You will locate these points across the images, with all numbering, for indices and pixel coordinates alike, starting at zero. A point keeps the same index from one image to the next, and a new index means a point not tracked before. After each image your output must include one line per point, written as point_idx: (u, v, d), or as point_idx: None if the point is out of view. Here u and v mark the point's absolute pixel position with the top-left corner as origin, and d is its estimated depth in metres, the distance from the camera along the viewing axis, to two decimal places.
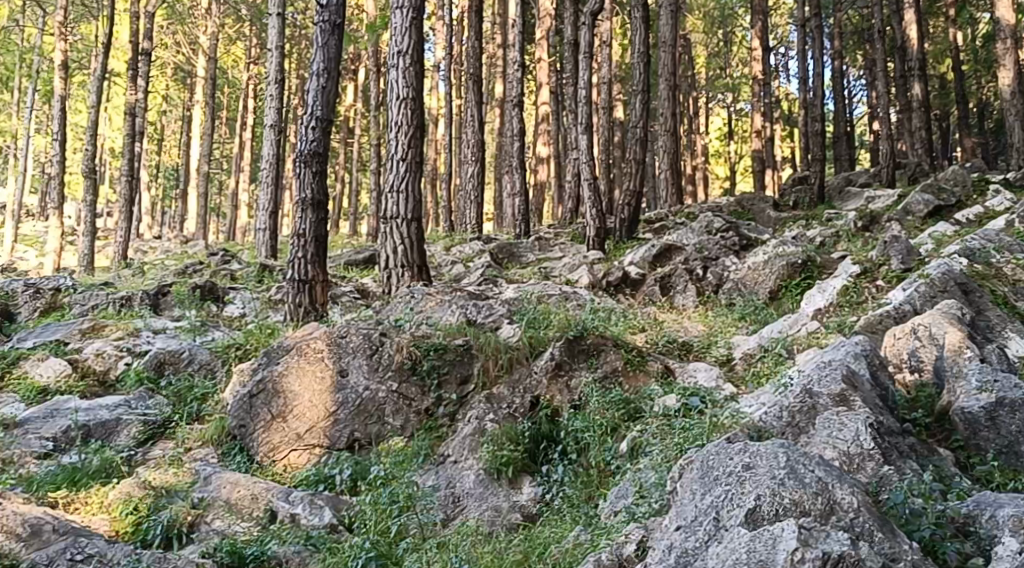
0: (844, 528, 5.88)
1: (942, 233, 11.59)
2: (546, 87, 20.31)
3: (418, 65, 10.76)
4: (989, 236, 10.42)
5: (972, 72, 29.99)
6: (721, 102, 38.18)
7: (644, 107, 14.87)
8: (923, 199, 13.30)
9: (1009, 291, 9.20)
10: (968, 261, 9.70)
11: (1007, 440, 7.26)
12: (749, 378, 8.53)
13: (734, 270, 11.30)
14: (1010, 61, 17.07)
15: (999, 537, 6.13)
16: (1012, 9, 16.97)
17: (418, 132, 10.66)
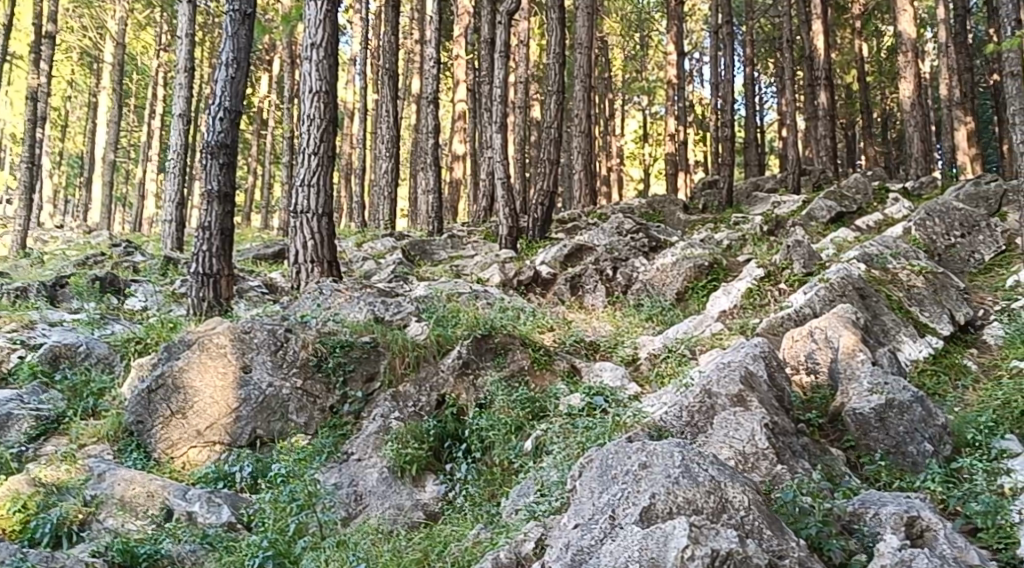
0: (734, 526, 6.20)
1: (844, 238, 11.84)
2: (462, 85, 20.16)
3: (333, 58, 10.58)
4: (887, 242, 10.65)
5: (877, 82, 30.75)
6: (637, 104, 38.27)
7: (559, 107, 14.60)
8: (825, 205, 13.57)
9: (905, 296, 9.49)
10: (866, 266, 9.97)
11: (895, 440, 7.72)
12: (653, 378, 8.65)
13: (644, 270, 11.36)
14: (911, 73, 17.46)
15: (881, 534, 6.55)
16: (913, 23, 17.07)
17: (331, 127, 10.51)
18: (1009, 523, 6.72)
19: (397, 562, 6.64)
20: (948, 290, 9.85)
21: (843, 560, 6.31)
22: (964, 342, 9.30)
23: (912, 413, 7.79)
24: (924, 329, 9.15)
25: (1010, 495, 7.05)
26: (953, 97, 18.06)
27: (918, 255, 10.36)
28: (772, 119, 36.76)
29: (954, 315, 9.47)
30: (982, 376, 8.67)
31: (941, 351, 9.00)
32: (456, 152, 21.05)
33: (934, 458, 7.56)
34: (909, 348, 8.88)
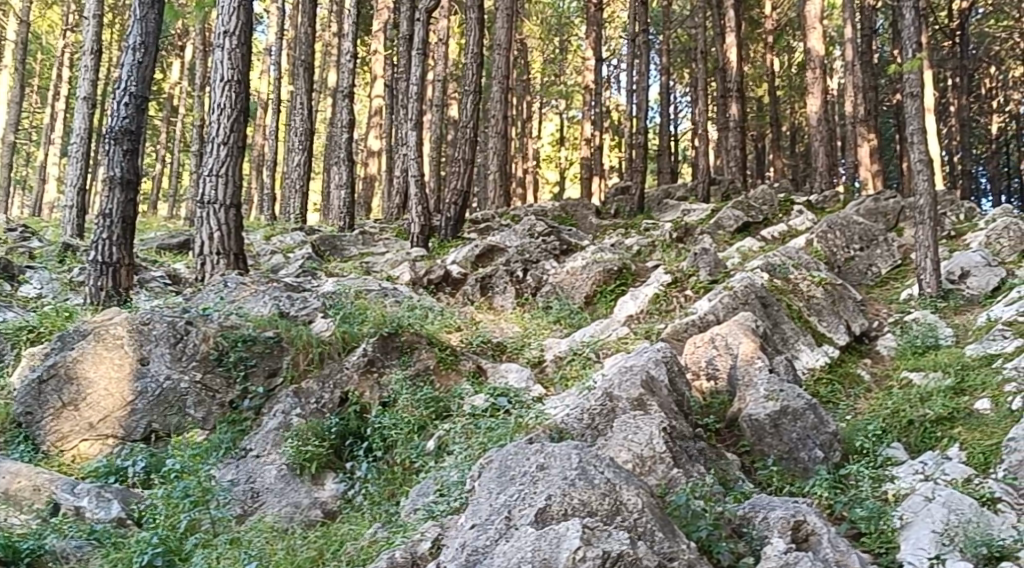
0: (627, 528, 6.38)
1: (749, 247, 12.16)
2: (380, 80, 19.95)
3: (246, 47, 10.47)
4: (790, 253, 10.94)
5: (785, 97, 31.07)
6: (553, 108, 37.55)
7: (476, 108, 14.47)
8: (734, 215, 13.81)
9: (804, 307, 9.88)
10: (769, 275, 10.23)
11: (788, 447, 7.98)
12: (558, 381, 8.73)
13: (554, 273, 11.40)
14: (818, 89, 17.83)
15: (769, 538, 6.78)
16: (821, 40, 17.44)
17: (242, 117, 10.39)
18: (891, 528, 7.12)
19: (290, 560, 6.60)
20: (846, 301, 10.26)
21: (731, 562, 6.54)
22: (858, 351, 9.81)
23: (805, 420, 8.06)
24: (821, 338, 9.59)
25: (893, 500, 7.50)
26: (859, 112, 17.67)
27: (818, 267, 10.66)
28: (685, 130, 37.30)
29: (850, 325, 9.95)
30: (874, 386, 9.18)
31: (836, 360, 9.45)
32: (371, 148, 20.66)
33: (823, 465, 7.91)
34: (806, 356, 9.30)
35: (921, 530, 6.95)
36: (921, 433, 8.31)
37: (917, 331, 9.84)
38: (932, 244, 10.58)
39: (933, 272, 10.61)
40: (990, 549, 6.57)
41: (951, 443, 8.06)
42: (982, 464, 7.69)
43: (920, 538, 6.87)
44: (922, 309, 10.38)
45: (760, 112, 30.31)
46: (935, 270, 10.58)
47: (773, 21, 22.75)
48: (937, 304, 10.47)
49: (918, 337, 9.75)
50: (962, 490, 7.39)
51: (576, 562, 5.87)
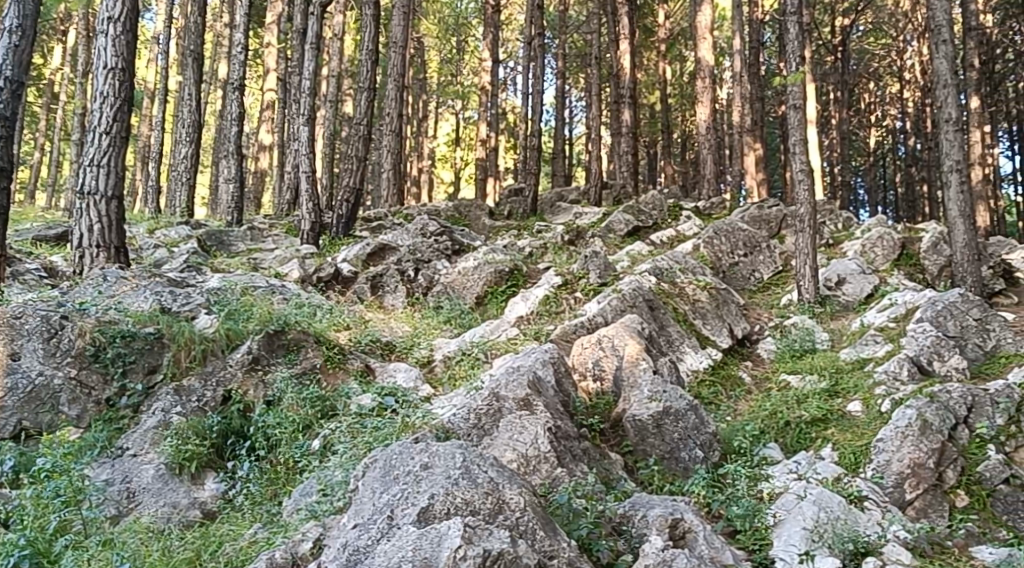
0: (509, 527, 6.49)
1: (639, 251, 12.41)
2: (273, 73, 18.62)
3: (131, 35, 10.27)
4: (677, 257, 11.24)
5: (677, 104, 30.50)
6: (449, 107, 34.10)
7: (370, 105, 13.66)
8: (623, 218, 14.05)
9: (689, 310, 10.17)
10: (657, 279, 10.45)
11: (669, 446, 8.16)
12: (446, 380, 8.78)
13: (445, 273, 11.40)
14: (708, 100, 17.97)
15: (647, 536, 6.95)
16: (711, 51, 17.61)
17: (127, 106, 10.21)
18: (764, 525, 7.39)
19: (165, 562, 6.48)
20: (728, 305, 10.66)
21: (610, 559, 6.74)
22: (740, 354, 10.16)
23: (686, 421, 8.29)
24: (705, 342, 9.85)
25: (767, 499, 7.76)
26: (745, 123, 18.12)
27: (703, 272, 11.07)
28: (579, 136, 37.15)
29: (732, 329, 10.30)
30: (754, 388, 9.53)
31: (718, 363, 9.72)
32: (261, 142, 19.56)
33: (702, 464, 8.13)
34: (690, 359, 9.51)
35: (793, 528, 7.21)
36: (796, 434, 8.69)
37: (795, 335, 10.29)
38: (811, 252, 11.09)
39: (812, 278, 11.08)
40: (855, 545, 6.99)
41: (824, 443, 8.50)
42: (852, 464, 8.17)
43: (790, 535, 7.12)
44: (801, 314, 10.83)
45: (652, 119, 28.89)
46: (814, 277, 11.06)
47: (667, 28, 22.58)
48: (814, 309, 10.96)
49: (796, 341, 10.18)
50: (831, 489, 7.74)
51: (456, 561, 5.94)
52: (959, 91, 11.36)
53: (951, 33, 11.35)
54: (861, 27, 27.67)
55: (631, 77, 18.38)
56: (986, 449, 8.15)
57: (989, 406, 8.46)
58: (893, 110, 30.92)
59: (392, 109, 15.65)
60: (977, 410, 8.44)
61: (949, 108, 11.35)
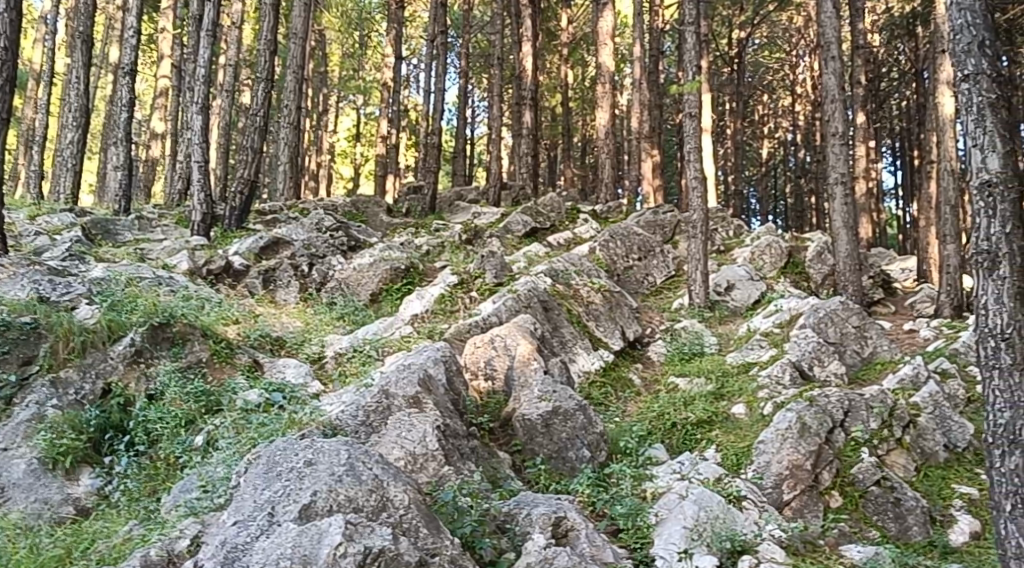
0: (392, 524, 6.50)
1: (537, 253, 12.53)
2: (167, 60, 18.42)
3: (15, 12, 9.98)
4: (573, 259, 11.36)
5: (579, 107, 29.74)
6: (351, 102, 32.20)
7: (268, 97, 13.05)
8: (522, 220, 14.11)
9: (584, 312, 10.36)
10: (552, 281, 10.57)
11: (557, 446, 8.28)
12: (336, 377, 8.72)
13: (341, 269, 11.36)
14: (609, 104, 17.58)
15: (530, 533, 7.03)
16: (612, 52, 17.00)
17: (9, 86, 9.92)
18: (646, 524, 7.53)
19: (32, 561, 6.30)
20: (621, 308, 10.90)
21: (492, 557, 6.77)
22: (632, 357, 10.37)
23: (574, 421, 8.40)
24: (597, 343, 10.05)
25: (650, 498, 7.92)
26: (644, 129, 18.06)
27: (598, 274, 11.29)
28: (482, 136, 36.60)
29: (624, 331, 10.52)
30: (643, 390, 9.74)
31: (610, 364, 9.94)
32: (152, 130, 18.79)
33: (588, 464, 8.26)
34: (582, 360, 9.68)
35: (674, 526, 7.38)
36: (682, 435, 8.90)
37: (685, 338, 10.68)
38: (702, 257, 11.42)
39: (702, 282, 11.51)
40: (732, 543, 7.20)
41: (708, 445, 8.71)
42: (734, 465, 8.41)
43: (671, 533, 7.29)
44: (689, 318, 11.18)
45: (554, 122, 28.90)
46: (705, 282, 11.48)
47: (569, 33, 22.49)
48: (704, 313, 11.38)
49: (686, 345, 10.49)
50: (712, 489, 7.92)
51: (335, 558, 5.90)
52: (846, 107, 11.85)
53: (839, 50, 11.81)
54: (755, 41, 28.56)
55: (534, 79, 18.11)
56: (860, 452, 8.49)
57: (864, 410, 8.80)
58: (786, 123, 32.26)
59: (291, 102, 15.28)
60: (853, 414, 8.76)
61: (836, 122, 11.78)
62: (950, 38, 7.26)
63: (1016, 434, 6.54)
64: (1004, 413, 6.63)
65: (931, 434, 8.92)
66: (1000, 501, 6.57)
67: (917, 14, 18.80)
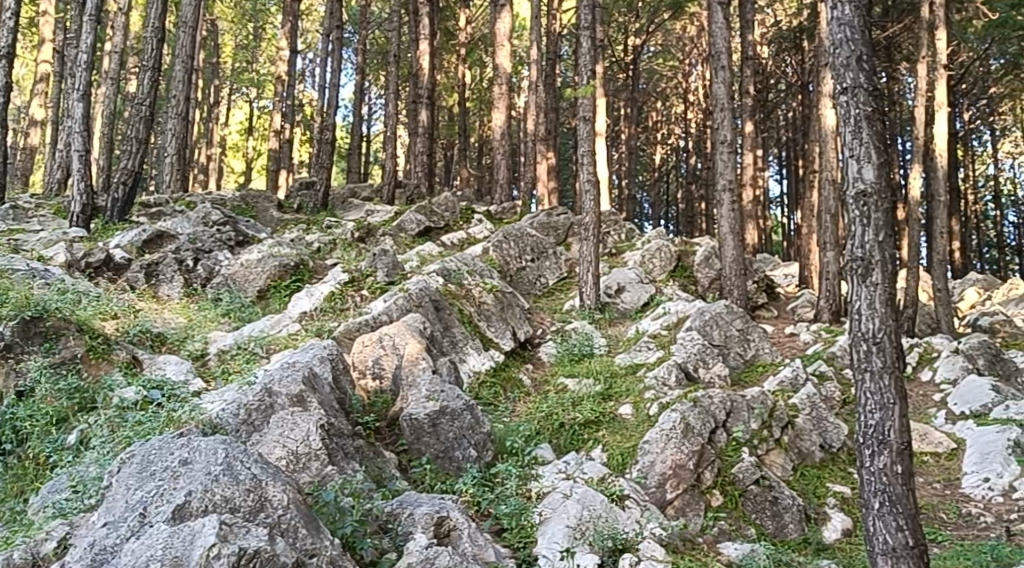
0: (269, 524, 6.33)
1: (429, 252, 12.53)
2: (48, 45, 17.76)
3: None
4: (466, 260, 11.55)
5: (475, 109, 29.36)
6: (242, 95, 31.39)
7: (155, 86, 12.84)
8: (415, 218, 13.97)
9: (475, 312, 10.51)
10: (443, 280, 10.70)
11: (444, 446, 8.27)
12: (217, 375, 8.56)
13: (227, 264, 11.15)
14: (504, 105, 17.69)
15: (412, 533, 7.00)
16: (509, 57, 17.25)
17: None
18: (530, 523, 7.61)
19: None
20: (513, 309, 11.13)
21: (373, 557, 6.73)
22: (522, 356, 10.58)
23: (461, 420, 8.41)
24: (488, 343, 10.20)
25: (534, 498, 7.98)
26: (540, 132, 18.25)
27: (490, 274, 11.49)
28: (381, 132, 36.14)
29: (515, 332, 10.73)
30: (532, 390, 9.89)
31: (500, 365, 10.08)
32: (31, 118, 18.05)
33: (475, 464, 8.28)
34: (472, 360, 9.83)
35: (557, 526, 7.46)
36: (568, 436, 9.01)
37: (575, 340, 10.85)
38: (593, 259, 11.64)
39: (593, 284, 11.72)
40: (614, 541, 7.30)
41: (595, 445, 8.86)
42: (619, 465, 8.56)
43: (554, 533, 7.38)
44: (581, 319, 11.40)
45: (449, 122, 28.44)
46: (595, 284, 11.70)
47: (467, 33, 22.51)
48: (594, 315, 11.57)
49: (575, 346, 10.69)
50: (596, 488, 8.02)
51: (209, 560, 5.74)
52: (734, 116, 12.28)
53: (728, 61, 12.15)
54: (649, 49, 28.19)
55: (430, 78, 18.04)
56: (740, 452, 8.69)
57: (745, 411, 9.07)
58: (677, 130, 32.26)
59: (179, 92, 14.61)
60: (734, 415, 9.01)
61: (725, 131, 12.21)
62: (831, 50, 7.41)
63: (884, 434, 6.76)
64: (874, 414, 6.84)
65: (807, 435, 9.27)
66: (869, 500, 6.78)
67: (803, 27, 19.41)
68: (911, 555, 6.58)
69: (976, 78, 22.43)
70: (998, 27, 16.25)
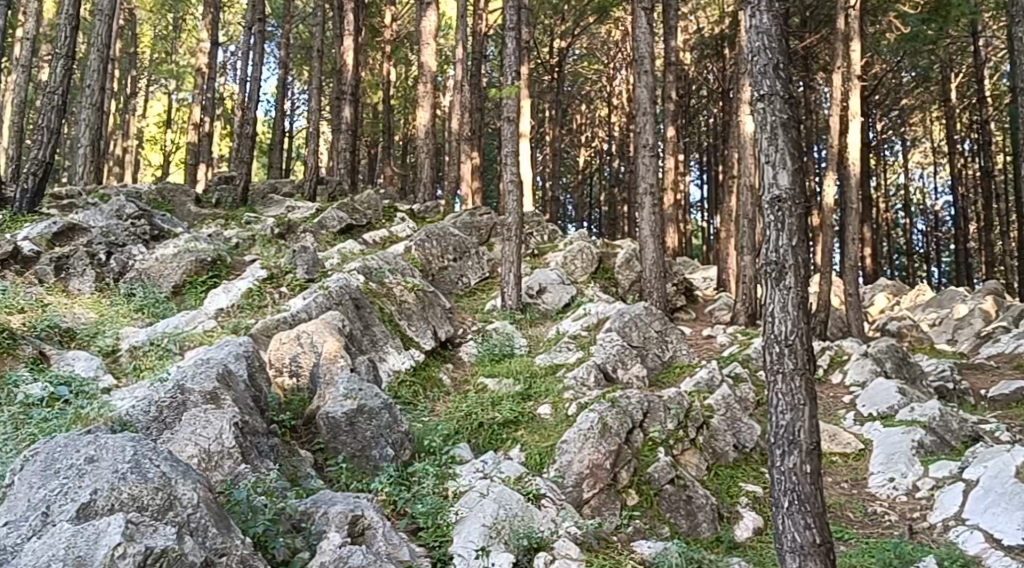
0: (178, 523, 6.20)
1: (351, 249, 12.56)
2: None
3: None
4: (388, 258, 11.60)
5: (399, 106, 29.07)
6: (160, 87, 30.68)
7: (68, 74, 12.50)
8: (337, 216, 13.92)
9: (396, 310, 10.55)
10: (365, 278, 10.75)
11: (360, 444, 8.24)
12: (129, 371, 8.45)
13: (141, 259, 11.00)
14: (429, 104, 17.65)
15: (325, 533, 6.93)
16: (434, 56, 17.22)
17: None
18: (446, 522, 7.62)
19: None
20: (435, 308, 11.15)
21: (285, 556, 6.64)
22: (442, 356, 10.63)
23: (379, 419, 8.38)
24: (409, 342, 10.24)
25: (451, 497, 7.99)
26: (464, 132, 18.29)
27: (412, 273, 11.57)
28: (300, 129, 35.71)
29: (436, 331, 10.78)
30: (453, 390, 9.96)
31: (421, 364, 10.13)
32: None
33: (392, 462, 8.26)
34: (392, 360, 9.86)
35: (473, 524, 7.47)
36: (487, 435, 9.06)
37: (496, 340, 10.95)
38: (516, 260, 11.75)
39: (514, 285, 11.85)
40: (529, 541, 7.34)
41: (513, 444, 8.92)
42: (537, 464, 8.62)
43: (470, 532, 7.40)
44: (502, 319, 11.52)
45: (374, 120, 28.32)
46: (516, 284, 11.83)
47: (393, 30, 22.34)
48: (515, 315, 11.71)
49: (497, 346, 10.77)
50: (512, 487, 8.06)
51: (113, 559, 5.63)
52: (656, 121, 12.42)
53: (651, 66, 12.29)
54: (573, 51, 27.72)
55: (354, 74, 17.90)
56: (657, 451, 8.83)
57: (662, 411, 9.23)
58: (601, 133, 32.77)
59: (93, 81, 14.23)
60: (652, 415, 9.16)
61: (647, 135, 12.34)
62: (749, 59, 7.53)
63: (794, 434, 6.91)
64: (785, 415, 6.97)
65: (721, 435, 9.49)
66: (779, 498, 6.90)
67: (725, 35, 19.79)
68: (817, 552, 6.69)
69: (888, 90, 23.57)
70: (908, 41, 16.91)
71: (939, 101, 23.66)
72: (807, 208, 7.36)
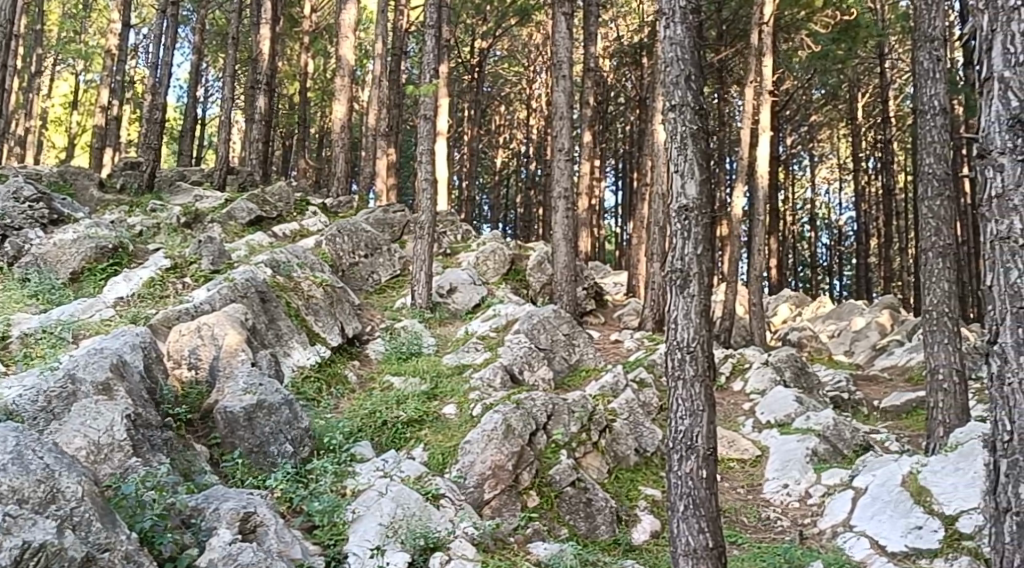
0: (59, 517, 5.89)
1: (259, 242, 12.59)
2: None
3: None
4: (297, 252, 11.72)
5: (317, 99, 28.74)
6: (67, 67, 29.64)
7: None
8: (246, 206, 13.85)
9: (303, 305, 10.58)
10: (272, 272, 10.83)
11: (259, 440, 8.18)
12: (19, 359, 8.25)
13: (38, 244, 10.77)
14: (345, 98, 17.58)
15: (216, 529, 6.75)
16: (353, 50, 17.15)
17: None
18: (342, 520, 7.56)
19: None
20: (343, 304, 11.25)
21: (173, 553, 6.38)
22: (349, 353, 10.66)
23: (279, 415, 8.36)
24: (315, 338, 10.30)
25: (349, 495, 7.95)
26: (381, 128, 18.27)
27: (321, 268, 11.65)
28: (214, 118, 35.02)
29: (343, 328, 10.83)
30: (357, 388, 10.00)
31: (326, 360, 10.16)
32: None
33: (290, 459, 8.22)
34: (297, 355, 9.87)
35: (369, 524, 7.45)
36: (389, 434, 9.10)
37: (404, 338, 11.04)
38: (428, 258, 11.91)
39: (426, 283, 11.96)
40: (425, 541, 7.30)
41: (416, 444, 8.92)
42: (440, 464, 8.65)
43: (366, 530, 7.37)
44: (410, 317, 11.61)
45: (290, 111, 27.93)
46: (427, 283, 11.95)
47: (312, 22, 21.97)
48: (424, 314, 11.85)
49: (405, 345, 10.82)
50: (411, 486, 8.05)
51: None
52: (572, 124, 12.72)
53: (569, 70, 12.67)
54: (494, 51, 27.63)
55: (271, 65, 17.77)
56: (559, 454, 8.92)
57: (565, 413, 9.34)
58: (519, 134, 32.83)
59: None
60: (555, 417, 9.27)
61: (563, 139, 12.58)
62: (661, 68, 7.61)
63: (693, 439, 6.99)
64: (685, 420, 7.05)
65: (624, 439, 9.62)
66: (675, 502, 7.00)
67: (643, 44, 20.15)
68: (710, 555, 6.81)
69: (800, 104, 24.19)
70: (818, 59, 17.51)
71: (847, 119, 24.28)
72: (712, 218, 7.49)
